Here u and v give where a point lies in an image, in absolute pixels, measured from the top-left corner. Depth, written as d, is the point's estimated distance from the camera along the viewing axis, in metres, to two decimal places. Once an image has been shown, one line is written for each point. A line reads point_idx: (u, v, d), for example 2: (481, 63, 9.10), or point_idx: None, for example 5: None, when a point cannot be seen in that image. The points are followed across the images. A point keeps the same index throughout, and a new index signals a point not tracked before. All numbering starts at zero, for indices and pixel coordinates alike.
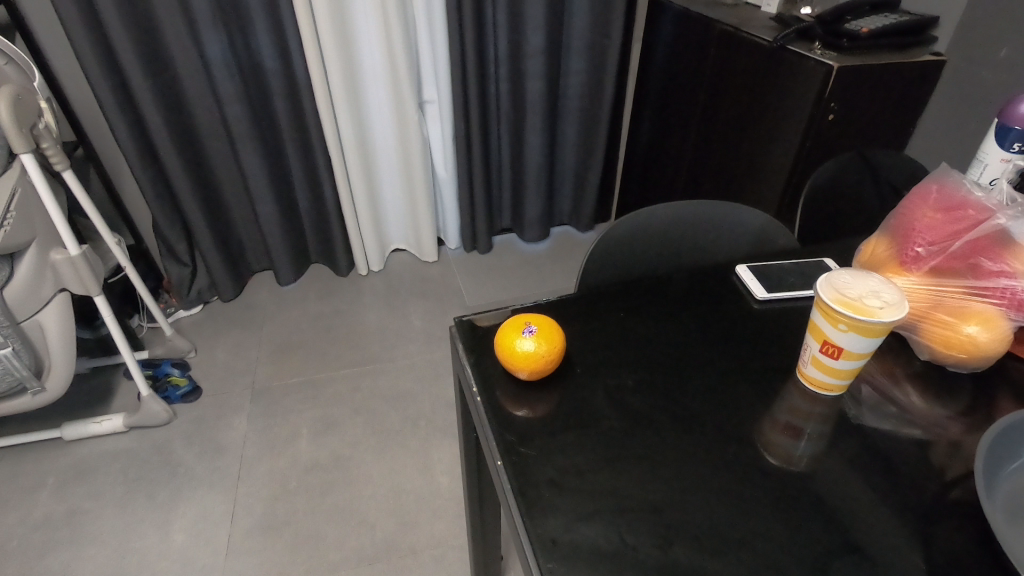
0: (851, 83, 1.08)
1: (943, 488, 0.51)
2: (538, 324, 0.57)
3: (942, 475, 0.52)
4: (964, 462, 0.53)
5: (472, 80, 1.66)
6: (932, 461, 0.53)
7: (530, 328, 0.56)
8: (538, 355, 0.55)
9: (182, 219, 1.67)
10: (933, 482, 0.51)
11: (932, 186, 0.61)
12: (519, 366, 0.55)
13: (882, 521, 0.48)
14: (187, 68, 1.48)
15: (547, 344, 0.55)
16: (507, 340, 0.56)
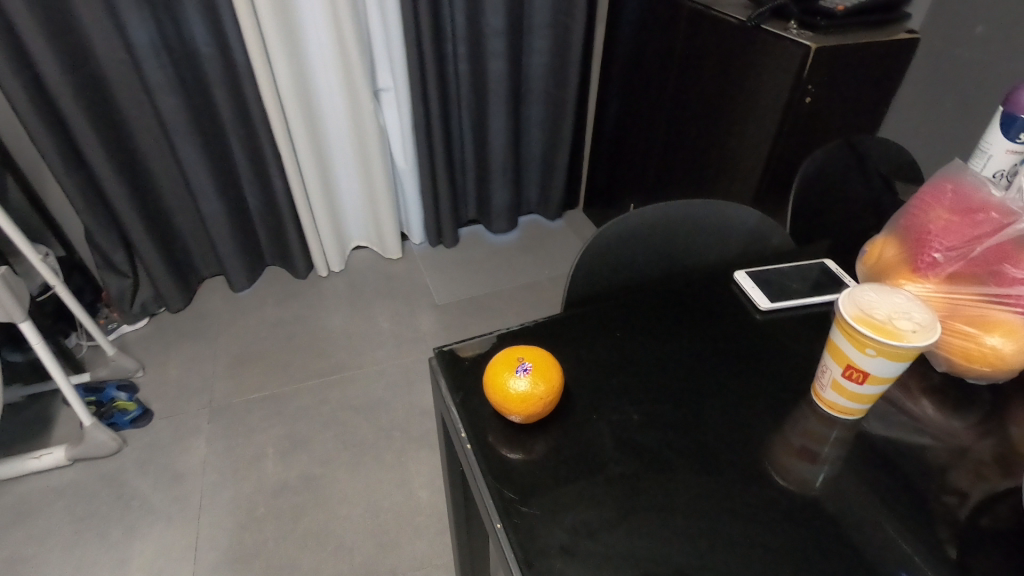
0: (829, 64, 1.04)
1: (962, 502, 0.48)
2: (533, 359, 0.51)
3: (970, 497, 0.48)
4: (978, 471, 0.50)
5: (430, 64, 1.55)
6: (957, 482, 0.49)
7: (524, 366, 0.50)
8: (535, 396, 0.48)
9: (118, 226, 1.53)
10: (953, 498, 0.48)
11: (946, 185, 0.57)
12: (512, 408, 0.49)
13: (916, 555, 0.44)
14: (111, 59, 1.33)
15: (544, 382, 0.49)
16: (497, 378, 0.50)
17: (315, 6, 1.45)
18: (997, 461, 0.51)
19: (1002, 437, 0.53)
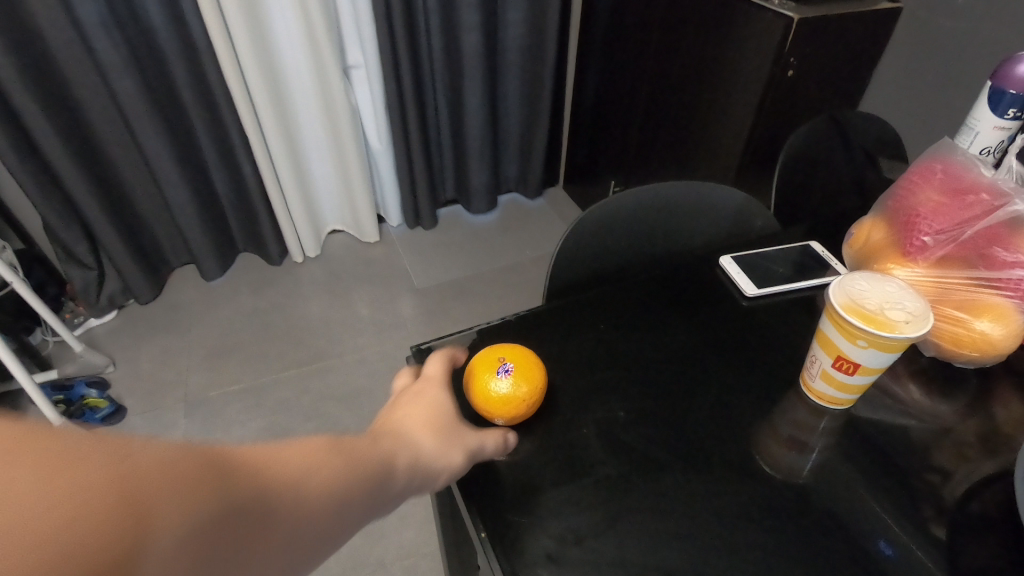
0: (812, 36, 1.01)
1: (946, 482, 0.48)
2: (514, 359, 0.49)
3: (953, 477, 0.48)
4: (961, 451, 0.50)
5: (401, 38, 1.49)
6: (941, 462, 0.49)
7: (505, 366, 0.48)
8: (517, 398, 0.47)
9: (79, 216, 1.46)
10: (935, 477, 0.48)
11: (936, 165, 0.56)
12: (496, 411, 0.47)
13: (905, 544, 0.44)
14: (58, 38, 1.24)
15: (527, 381, 0.47)
16: (479, 379, 0.48)
17: None
18: (980, 440, 0.51)
19: (987, 417, 0.53)
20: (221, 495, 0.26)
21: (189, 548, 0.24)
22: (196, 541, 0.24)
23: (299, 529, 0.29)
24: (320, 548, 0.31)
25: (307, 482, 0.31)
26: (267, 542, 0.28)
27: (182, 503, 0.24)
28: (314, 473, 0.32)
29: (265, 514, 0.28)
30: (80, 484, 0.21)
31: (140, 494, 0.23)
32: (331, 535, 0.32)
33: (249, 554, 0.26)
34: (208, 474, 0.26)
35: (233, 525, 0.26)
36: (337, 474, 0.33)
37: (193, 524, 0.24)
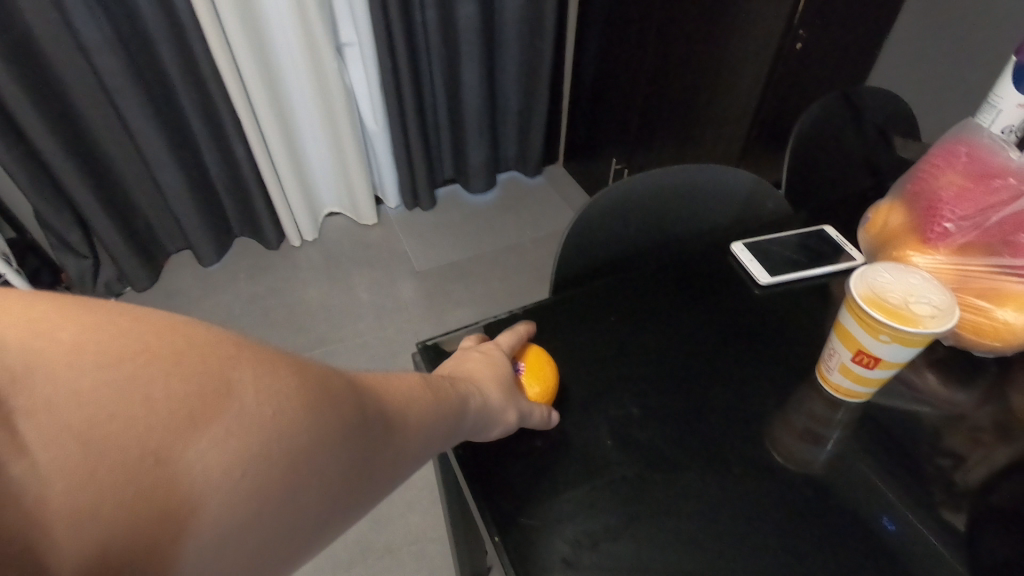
0: (823, 6, 0.97)
1: (957, 466, 0.47)
2: (527, 358, 0.50)
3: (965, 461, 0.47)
4: (976, 437, 0.49)
5: (394, 13, 1.44)
6: (955, 449, 0.48)
7: (518, 366, 0.49)
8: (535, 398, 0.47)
9: (71, 203, 1.43)
10: (948, 461, 0.47)
11: (960, 147, 0.53)
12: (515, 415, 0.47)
13: (920, 531, 0.43)
14: (39, 18, 1.19)
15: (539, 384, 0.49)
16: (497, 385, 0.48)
17: None
18: (995, 425, 0.50)
19: (1004, 404, 0.52)
20: (365, 400, 0.30)
21: (348, 440, 0.27)
22: (353, 436, 0.28)
23: (417, 438, 0.33)
24: (426, 458, 0.35)
25: (423, 400, 0.35)
26: (397, 445, 0.31)
27: (342, 403, 0.27)
28: (426, 396, 0.35)
29: (396, 422, 0.31)
30: (265, 377, 0.24)
31: (313, 392, 0.26)
32: (434, 450, 0.36)
33: (385, 456, 0.30)
34: (351, 383, 0.30)
35: (376, 425, 0.30)
36: (442, 398, 0.37)
37: (350, 419, 0.28)
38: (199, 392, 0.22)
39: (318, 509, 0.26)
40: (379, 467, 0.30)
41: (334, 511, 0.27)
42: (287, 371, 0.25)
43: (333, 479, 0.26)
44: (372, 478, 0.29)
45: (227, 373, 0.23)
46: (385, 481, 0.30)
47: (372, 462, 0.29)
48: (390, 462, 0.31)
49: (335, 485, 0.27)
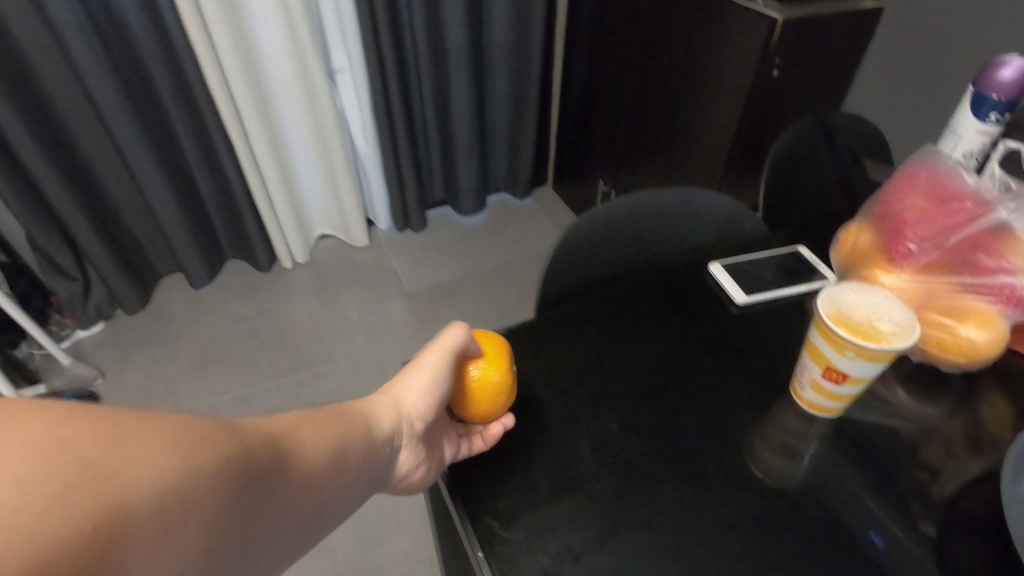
0: (796, 36, 1.01)
1: (934, 479, 0.49)
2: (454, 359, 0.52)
3: (940, 474, 0.49)
4: (948, 449, 0.51)
5: (385, 39, 1.47)
6: (928, 461, 0.50)
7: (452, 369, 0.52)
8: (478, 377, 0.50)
9: (62, 226, 1.44)
10: (925, 474, 0.49)
11: (920, 171, 0.56)
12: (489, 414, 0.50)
13: (896, 541, 0.45)
14: (34, 46, 1.21)
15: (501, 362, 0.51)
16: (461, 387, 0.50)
17: None
18: (964, 438, 0.52)
19: (973, 417, 0.54)
20: (253, 431, 0.35)
21: (243, 458, 0.33)
22: (248, 455, 0.33)
23: (319, 458, 0.38)
24: (340, 475, 0.40)
25: (319, 426, 0.40)
26: (294, 463, 0.37)
27: (228, 434, 0.33)
28: (321, 421, 0.41)
29: (289, 446, 0.37)
30: (152, 422, 0.30)
31: (201, 424, 0.32)
32: (349, 462, 0.41)
33: (282, 472, 0.35)
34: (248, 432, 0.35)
35: (268, 446, 0.35)
36: (341, 418, 0.42)
37: (240, 442, 0.33)
38: (98, 429, 0.27)
39: (228, 513, 0.31)
40: (277, 487, 0.35)
41: (242, 523, 0.32)
42: (168, 416, 0.31)
43: (236, 491, 0.31)
44: (271, 492, 0.34)
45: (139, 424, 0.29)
46: (288, 498, 0.35)
47: (270, 479, 0.34)
48: (291, 478, 0.36)
49: (239, 494, 0.32)
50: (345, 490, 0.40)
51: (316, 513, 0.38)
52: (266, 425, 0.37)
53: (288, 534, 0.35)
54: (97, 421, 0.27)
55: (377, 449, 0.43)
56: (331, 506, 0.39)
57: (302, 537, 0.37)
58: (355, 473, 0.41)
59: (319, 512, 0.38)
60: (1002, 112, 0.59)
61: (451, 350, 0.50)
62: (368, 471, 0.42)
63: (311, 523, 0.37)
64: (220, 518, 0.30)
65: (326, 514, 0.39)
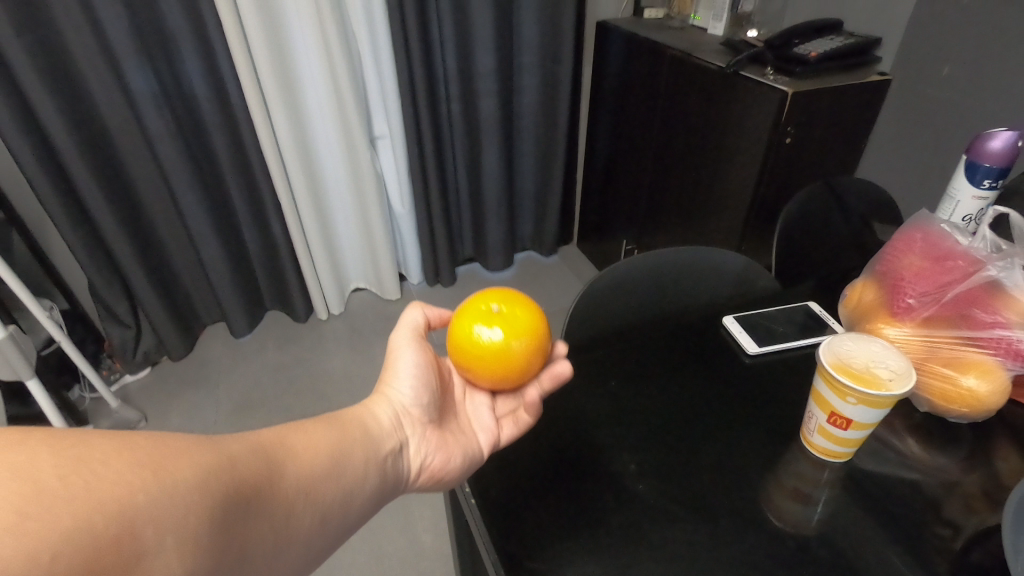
0: (806, 107, 1.08)
1: (949, 528, 0.50)
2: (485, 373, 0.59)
3: (956, 525, 0.50)
4: (963, 500, 0.52)
5: (424, 110, 1.60)
6: (940, 510, 0.51)
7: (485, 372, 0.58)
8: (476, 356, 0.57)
9: (121, 277, 1.55)
10: (948, 530, 0.50)
11: (916, 233, 0.60)
12: (524, 374, 0.57)
13: None
14: (115, 116, 1.35)
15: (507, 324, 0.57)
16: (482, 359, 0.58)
17: (311, 58, 1.49)
18: (976, 489, 0.53)
19: (989, 471, 0.55)
20: (240, 442, 0.41)
21: (235, 468, 0.38)
22: (237, 465, 0.39)
23: (301, 463, 0.45)
24: (329, 474, 0.47)
25: (297, 436, 0.47)
26: (280, 471, 0.43)
27: (218, 448, 0.38)
28: (301, 431, 0.48)
29: (273, 455, 0.43)
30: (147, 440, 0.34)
31: (195, 439, 0.37)
32: (339, 462, 0.49)
33: (270, 478, 0.41)
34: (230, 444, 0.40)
35: (256, 457, 0.41)
36: (322, 426, 0.51)
37: (228, 454, 0.39)
38: (102, 450, 0.31)
39: (228, 513, 0.36)
40: (264, 489, 0.40)
41: (244, 520, 0.38)
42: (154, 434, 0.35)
43: (232, 496, 0.37)
44: (262, 497, 0.40)
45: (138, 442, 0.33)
46: (277, 502, 0.41)
47: (259, 484, 0.40)
48: (278, 483, 0.42)
49: (236, 497, 0.37)
50: (335, 493, 0.47)
51: (305, 515, 0.44)
52: (249, 438, 0.43)
53: (288, 532, 0.42)
54: (104, 442, 0.32)
55: (373, 440, 0.53)
56: (325, 505, 0.46)
57: (301, 536, 0.43)
58: (341, 476, 0.48)
59: (309, 512, 0.44)
60: (995, 178, 0.64)
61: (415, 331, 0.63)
62: (356, 472, 0.50)
63: (303, 523, 0.43)
64: (224, 518, 0.36)
65: (319, 515, 0.45)
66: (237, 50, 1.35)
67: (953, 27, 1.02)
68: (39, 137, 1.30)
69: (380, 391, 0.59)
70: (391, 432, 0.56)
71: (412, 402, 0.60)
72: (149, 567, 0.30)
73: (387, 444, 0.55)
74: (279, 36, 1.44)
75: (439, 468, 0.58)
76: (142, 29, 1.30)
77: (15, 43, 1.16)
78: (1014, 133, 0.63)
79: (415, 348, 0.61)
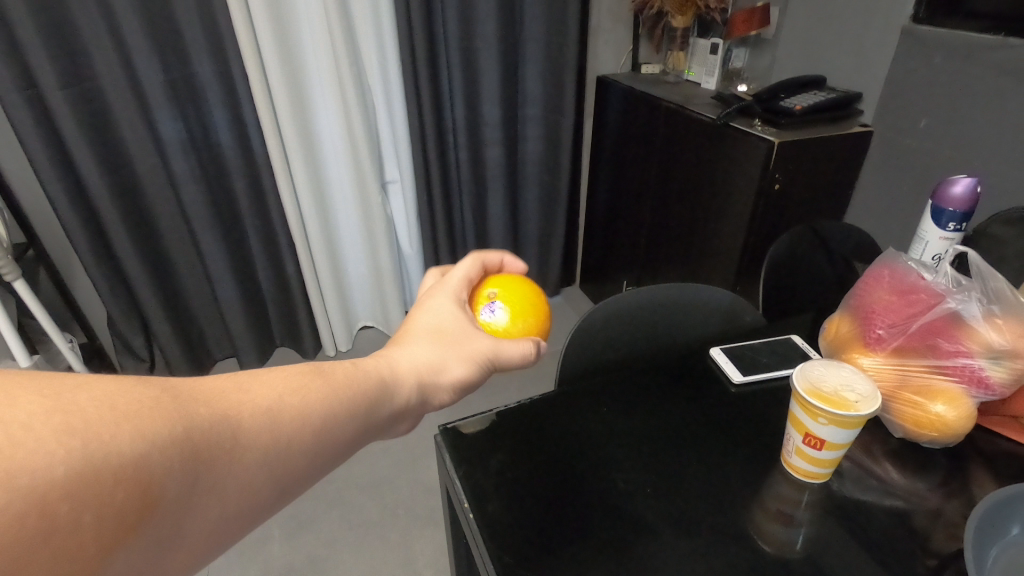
0: (793, 156, 1.15)
1: (924, 548, 0.52)
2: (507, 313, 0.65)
3: (932, 546, 0.52)
4: (942, 523, 0.54)
5: (433, 156, 1.69)
6: (916, 531, 0.54)
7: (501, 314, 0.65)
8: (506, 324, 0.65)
9: (139, 312, 1.61)
10: (934, 559, 0.51)
11: (884, 269, 0.65)
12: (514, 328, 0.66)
13: None
14: (143, 161, 1.44)
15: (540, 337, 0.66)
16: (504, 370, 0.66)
17: (329, 107, 1.59)
18: (953, 513, 0.55)
19: (968, 496, 0.57)
20: (205, 407, 0.37)
21: (190, 437, 0.35)
22: (194, 434, 0.35)
23: (276, 435, 0.41)
24: (307, 454, 0.43)
25: (286, 401, 0.43)
26: (245, 444, 0.39)
27: (176, 411, 0.35)
28: (292, 395, 0.43)
29: (241, 424, 0.39)
30: (85, 398, 0.31)
31: (147, 399, 0.33)
32: (327, 433, 0.45)
33: (231, 451, 0.38)
34: (192, 409, 0.36)
35: (219, 425, 0.38)
36: (323, 388, 0.46)
37: (185, 421, 0.35)
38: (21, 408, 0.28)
39: (172, 490, 0.33)
40: (219, 462, 0.37)
41: (191, 495, 0.35)
42: (99, 389, 0.32)
43: (182, 469, 0.34)
44: (217, 471, 0.37)
45: (71, 401, 0.30)
46: (236, 474, 0.38)
47: (216, 456, 0.37)
48: (239, 456, 0.38)
49: (185, 473, 0.34)
50: (307, 468, 0.44)
51: (266, 488, 0.40)
52: (219, 402, 0.39)
53: (237, 509, 0.39)
54: (29, 399, 0.29)
55: (372, 415, 0.50)
56: (290, 481, 0.42)
57: (253, 509, 0.40)
58: (321, 450, 0.44)
59: (270, 486, 0.41)
60: (959, 221, 0.69)
61: (492, 360, 0.59)
62: (339, 446, 0.46)
63: (260, 497, 0.40)
64: (165, 494, 0.32)
65: (280, 491, 0.42)
66: (260, 100, 1.45)
67: (927, 82, 1.09)
68: (72, 179, 1.38)
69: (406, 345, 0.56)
70: (394, 408, 0.52)
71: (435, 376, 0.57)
72: (63, 546, 0.27)
73: (382, 420, 0.51)
74: (300, 88, 1.54)
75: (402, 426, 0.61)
76: (174, 81, 1.40)
77: (57, 94, 1.26)
78: (973, 179, 0.68)
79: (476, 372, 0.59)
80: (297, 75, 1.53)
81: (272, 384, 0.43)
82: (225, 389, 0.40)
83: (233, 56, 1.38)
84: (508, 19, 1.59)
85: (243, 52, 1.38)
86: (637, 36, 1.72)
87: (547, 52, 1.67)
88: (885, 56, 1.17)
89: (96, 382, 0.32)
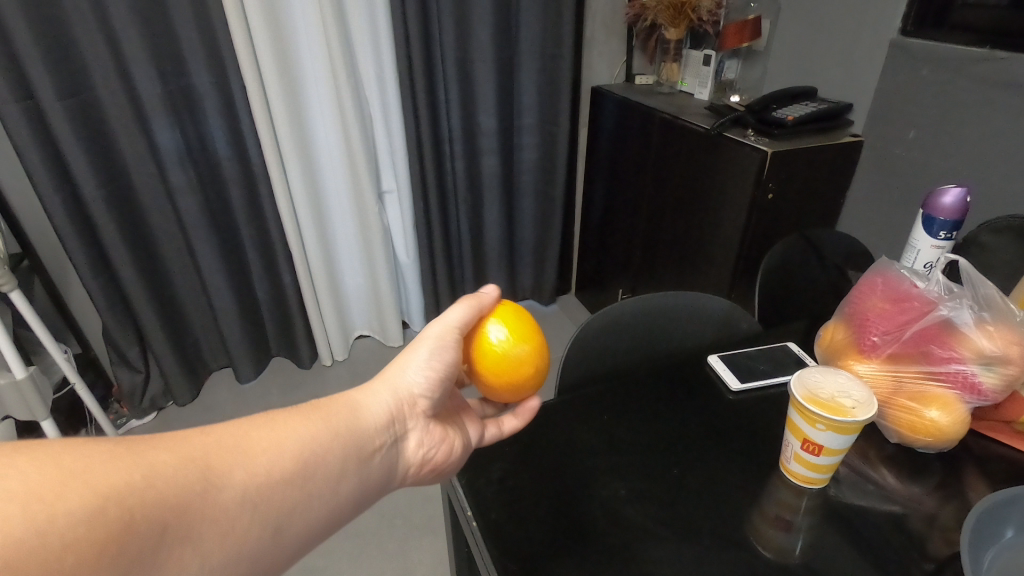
0: (785, 166, 1.17)
1: (922, 554, 0.53)
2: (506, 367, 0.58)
3: (928, 551, 0.53)
4: (940, 530, 0.55)
5: (429, 165, 1.70)
6: (913, 536, 0.54)
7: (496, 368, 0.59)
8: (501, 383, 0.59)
9: (135, 322, 1.60)
10: (931, 564, 0.52)
11: (877, 278, 0.66)
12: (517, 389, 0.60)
13: None
14: (140, 172, 1.44)
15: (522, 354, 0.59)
16: (512, 394, 0.61)
17: (326, 117, 1.60)
18: (949, 518, 0.56)
19: (963, 500, 0.58)
20: (171, 454, 0.39)
21: (150, 488, 0.37)
22: (156, 483, 0.37)
23: (252, 470, 0.43)
24: (289, 487, 0.44)
25: (255, 436, 0.45)
26: (219, 483, 0.41)
27: (135, 461, 0.37)
28: (260, 431, 0.45)
29: (212, 465, 0.41)
30: (29, 462, 0.33)
31: (101, 455, 0.36)
32: (309, 464, 0.46)
33: (204, 492, 0.39)
34: (152, 460, 0.38)
35: (186, 468, 0.39)
36: (297, 419, 0.48)
37: (145, 470, 0.37)
38: None
39: (136, 540, 0.35)
40: (192, 506, 0.38)
41: (158, 543, 0.36)
42: (46, 452, 0.34)
43: (141, 521, 0.35)
44: (191, 516, 0.38)
45: (14, 466, 0.33)
46: (213, 517, 0.40)
47: (187, 501, 0.38)
48: (215, 496, 0.40)
49: (148, 520, 0.36)
50: (296, 502, 0.45)
51: (253, 527, 0.42)
52: (186, 446, 0.41)
53: (222, 550, 0.40)
54: None
55: (357, 442, 0.50)
56: (279, 515, 0.44)
57: (245, 551, 0.41)
58: (306, 481, 0.46)
59: (257, 524, 0.42)
60: (950, 230, 0.71)
61: (455, 331, 0.58)
62: (327, 476, 0.47)
63: (246, 539, 0.41)
64: (127, 545, 0.34)
65: (271, 527, 0.43)
66: (257, 110, 1.46)
67: (916, 93, 1.12)
68: (69, 190, 1.38)
69: (389, 372, 0.57)
70: (384, 428, 0.53)
71: (422, 391, 0.57)
72: None
73: (376, 443, 0.52)
74: (298, 100, 1.55)
75: (441, 461, 0.58)
76: (171, 91, 1.40)
77: (55, 107, 1.26)
78: (962, 189, 0.70)
79: (442, 344, 0.57)
80: (294, 86, 1.54)
81: (242, 424, 0.45)
82: (195, 432, 0.42)
83: (231, 65, 1.39)
84: (504, 30, 1.62)
85: (240, 63, 1.39)
86: (631, 48, 1.75)
87: (542, 62, 1.69)
88: (872, 69, 1.20)
89: (46, 445, 0.35)
